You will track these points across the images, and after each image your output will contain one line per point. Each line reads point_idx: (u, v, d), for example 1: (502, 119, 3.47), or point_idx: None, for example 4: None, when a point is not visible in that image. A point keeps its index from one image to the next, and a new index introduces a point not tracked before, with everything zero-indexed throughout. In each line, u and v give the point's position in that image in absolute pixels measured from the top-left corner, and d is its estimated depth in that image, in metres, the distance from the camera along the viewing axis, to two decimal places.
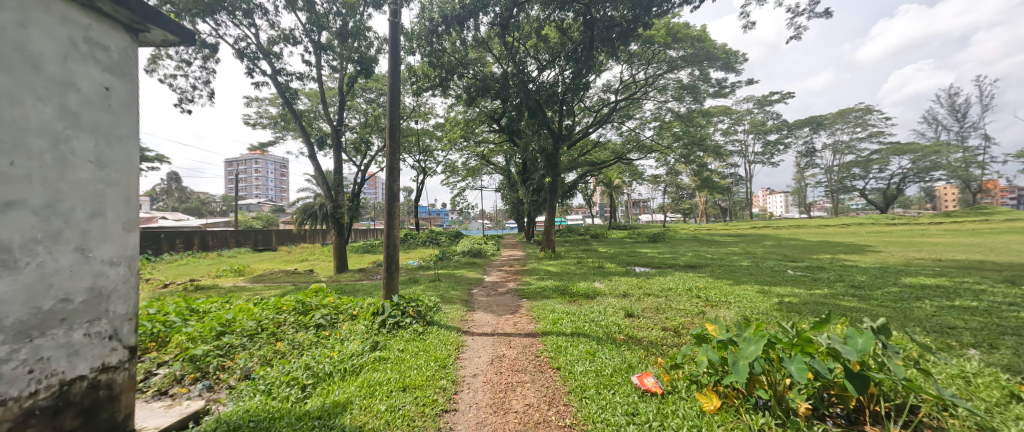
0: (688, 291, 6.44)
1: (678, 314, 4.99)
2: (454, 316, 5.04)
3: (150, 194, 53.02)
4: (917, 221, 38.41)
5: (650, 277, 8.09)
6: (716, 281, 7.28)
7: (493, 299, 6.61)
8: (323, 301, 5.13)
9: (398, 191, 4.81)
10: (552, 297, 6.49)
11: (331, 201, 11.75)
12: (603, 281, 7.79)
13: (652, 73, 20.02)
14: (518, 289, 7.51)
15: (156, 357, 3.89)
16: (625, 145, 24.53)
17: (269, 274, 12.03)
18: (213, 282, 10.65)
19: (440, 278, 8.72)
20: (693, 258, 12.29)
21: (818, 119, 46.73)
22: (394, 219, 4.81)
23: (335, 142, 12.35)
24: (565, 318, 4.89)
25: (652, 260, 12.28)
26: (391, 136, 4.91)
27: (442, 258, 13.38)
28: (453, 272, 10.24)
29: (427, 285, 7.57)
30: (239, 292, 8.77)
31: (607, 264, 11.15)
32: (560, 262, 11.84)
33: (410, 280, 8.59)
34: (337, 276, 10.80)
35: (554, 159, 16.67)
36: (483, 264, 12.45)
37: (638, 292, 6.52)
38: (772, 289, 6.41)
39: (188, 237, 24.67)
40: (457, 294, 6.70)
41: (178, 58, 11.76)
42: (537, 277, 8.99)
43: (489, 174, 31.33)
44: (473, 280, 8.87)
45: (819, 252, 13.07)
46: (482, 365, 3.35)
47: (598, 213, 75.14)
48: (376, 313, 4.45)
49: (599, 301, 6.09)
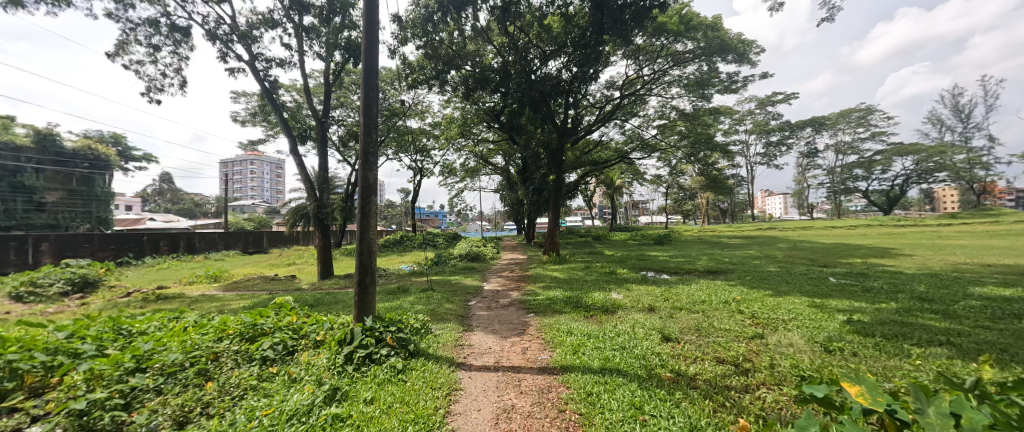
0: (728, 305, 5.41)
1: (730, 339, 3.96)
2: (448, 341, 4.00)
3: (140, 195, 51.74)
4: (923, 222, 37.65)
5: (675, 285, 7.06)
6: (754, 292, 6.27)
7: (496, 314, 5.58)
8: (284, 320, 4.06)
9: (375, 182, 3.73)
10: (566, 312, 5.46)
11: (316, 200, 10.68)
12: (621, 290, 6.77)
13: (659, 68, 19.15)
14: (523, 301, 6.46)
15: (36, 406, 2.81)
16: (628, 143, 23.63)
17: (246, 280, 10.96)
18: (182, 291, 9.52)
19: (433, 286, 7.66)
20: (710, 262, 11.31)
21: (819, 119, 46.31)
22: (369, 218, 3.71)
23: (321, 136, 11.30)
24: (588, 344, 3.86)
25: (665, 264, 11.28)
26: (366, 113, 3.81)
27: (438, 263, 12.32)
28: (448, 279, 9.18)
29: (418, 296, 6.48)
30: (205, 303, 7.66)
31: (619, 269, 10.12)
32: (566, 267, 10.78)
33: (399, 289, 7.52)
34: (320, 283, 9.69)
35: (559, 155, 15.60)
36: (482, 268, 11.44)
37: (668, 306, 5.50)
38: (826, 302, 5.40)
39: (173, 239, 23.50)
40: (451, 309, 5.62)
41: (149, 43, 10.83)
42: (543, 285, 7.94)
43: (487, 174, 30.42)
44: (471, 289, 7.86)
45: (844, 256, 12.13)
46: (483, 428, 2.32)
47: (596, 214, 74.46)
48: (342, 341, 3.36)
49: (621, 317, 5.11)
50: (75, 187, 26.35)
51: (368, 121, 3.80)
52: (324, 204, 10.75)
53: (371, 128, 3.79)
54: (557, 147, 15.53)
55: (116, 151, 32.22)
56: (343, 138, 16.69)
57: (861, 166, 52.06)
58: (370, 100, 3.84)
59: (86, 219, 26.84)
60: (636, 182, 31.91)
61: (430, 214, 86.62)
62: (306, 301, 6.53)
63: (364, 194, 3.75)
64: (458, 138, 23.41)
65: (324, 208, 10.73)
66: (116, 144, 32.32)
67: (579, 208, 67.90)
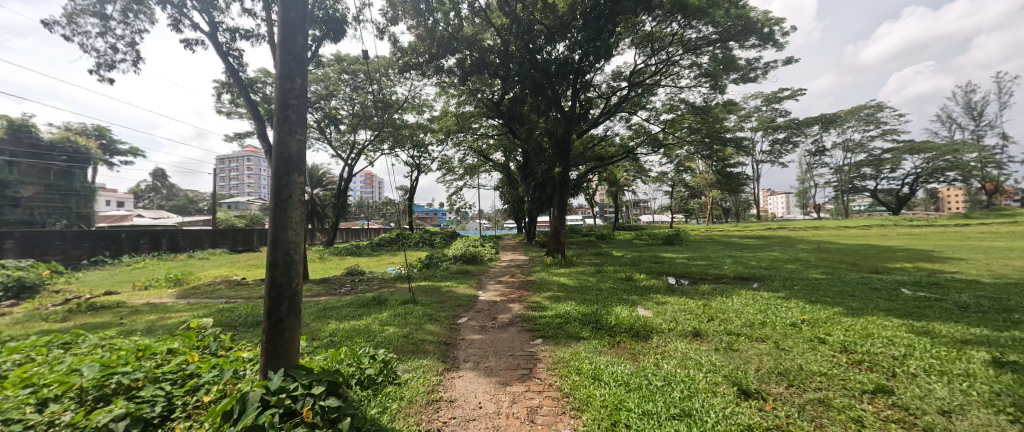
0: (800, 331, 4.07)
1: (844, 396, 2.62)
2: (419, 396, 2.65)
3: (132, 192, 50.28)
4: (938, 222, 36.25)
5: (715, 299, 5.72)
6: (820, 310, 4.95)
7: (492, 341, 4.20)
8: (170, 366, 2.65)
9: (296, 152, 2.34)
10: (584, 338, 4.12)
11: None
12: (648, 305, 5.42)
13: (668, 55, 17.77)
14: (528, 319, 5.05)
15: None
16: (635, 138, 22.33)
17: (209, 284, 9.60)
18: (126, 298, 8.09)
19: (416, 298, 6.23)
20: (738, 267, 9.92)
21: (828, 116, 44.98)
22: (287, 212, 2.31)
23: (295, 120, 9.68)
24: (632, 403, 2.51)
25: (686, 269, 9.91)
26: (285, 41, 2.38)
27: (429, 266, 10.91)
28: (438, 287, 7.77)
29: (393, 313, 5.08)
30: (141, 317, 6.30)
31: (636, 275, 8.70)
32: (575, 273, 9.37)
33: (376, 301, 6.11)
34: None
35: (565, 145, 14.07)
36: (479, 272, 10.13)
37: (720, 331, 4.15)
38: (931, 327, 4.06)
39: (154, 237, 22.14)
40: (434, 332, 4.25)
41: (98, 13, 9.47)
42: (549, 296, 6.53)
43: (487, 171, 29.10)
44: (463, 299, 6.54)
45: (886, 260, 10.73)
46: None
47: (598, 213, 73.24)
48: (230, 415, 1.97)
49: (660, 347, 3.80)
50: (54, 182, 24.85)
51: (287, 54, 2.39)
52: None
53: (293, 66, 2.38)
54: (563, 135, 14.09)
55: (100, 144, 30.70)
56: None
57: (870, 164, 50.64)
58: (291, 20, 2.39)
59: (65, 215, 25.26)
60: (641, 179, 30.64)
61: (428, 212, 85.01)
62: (251, 322, 5.11)
63: (281, 166, 2.32)
64: (455, 132, 22.09)
65: None
66: (100, 137, 30.76)
67: (581, 207, 66.72)
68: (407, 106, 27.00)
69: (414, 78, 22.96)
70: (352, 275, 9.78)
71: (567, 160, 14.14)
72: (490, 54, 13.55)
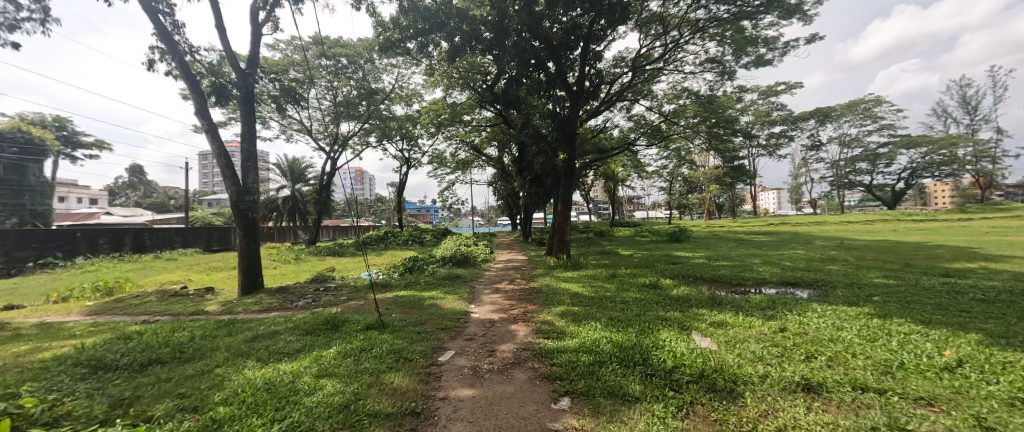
0: (979, 384, 2.58)
1: None
2: None
3: (105, 188, 47.34)
4: (936, 216, 35.79)
5: (789, 320, 4.28)
6: (950, 336, 3.56)
7: (493, 402, 2.63)
8: None
9: None
10: (637, 399, 2.59)
11: (235, 184, 7.45)
12: (705, 331, 3.94)
13: (673, 39, 16.29)
14: (541, 356, 3.49)
15: None
16: (636, 129, 20.92)
17: (139, 293, 7.81)
18: (17, 318, 6.26)
19: (384, 320, 4.58)
20: (774, 269, 8.51)
21: (824, 110, 44.35)
22: None
23: (243, 94, 7.79)
24: None
25: (714, 272, 8.45)
26: None
27: (412, 270, 9.30)
28: (418, 300, 6.11)
29: (346, 348, 3.44)
30: (7, 348, 4.59)
31: (661, 281, 7.17)
32: (586, 278, 7.82)
33: (329, 325, 4.44)
34: (232, 306, 6.60)
35: (570, 129, 12.25)
36: (471, 277, 8.57)
37: (848, 384, 2.65)
38: None
39: (116, 236, 20.06)
40: (395, 388, 2.67)
41: None
42: (562, 313, 4.99)
43: (479, 165, 27.63)
44: (449, 319, 4.98)
45: (932, 258, 9.44)
46: None
47: (592, 210, 72.26)
48: None
49: (778, 423, 2.25)
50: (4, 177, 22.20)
51: None
52: (248, 190, 7.54)
53: None
54: (568, 118, 12.35)
55: (59, 136, 27.73)
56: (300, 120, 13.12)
57: (866, 159, 50.08)
58: None
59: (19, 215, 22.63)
60: (639, 173, 29.41)
61: (418, 208, 83.03)
62: (123, 375, 3.37)
63: None
64: (445, 122, 20.42)
65: (247, 195, 7.48)
66: (59, 128, 27.94)
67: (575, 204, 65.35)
68: (393, 96, 25.24)
69: (401, 65, 21.14)
70: (317, 283, 8.08)
71: (572, 147, 12.38)
72: (481, 26, 11.82)
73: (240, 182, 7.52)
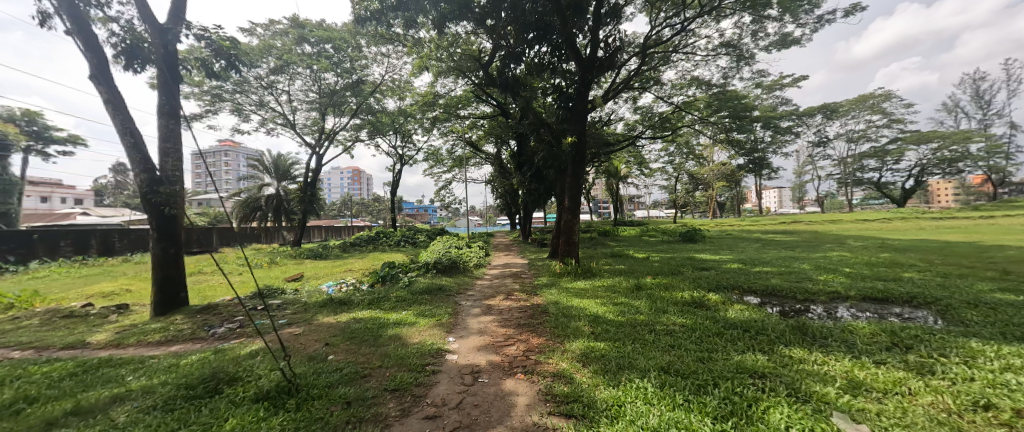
0: None
1: None
2: None
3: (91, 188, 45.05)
4: (952, 214, 34.11)
5: (966, 380, 2.57)
6: None
7: None
8: None
9: None
10: None
11: (147, 170, 5.73)
12: (853, 407, 2.22)
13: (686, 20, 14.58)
14: None
15: None
16: (643, 121, 19.15)
17: (25, 313, 5.98)
18: None
19: (297, 375, 2.82)
20: (841, 278, 6.73)
21: (830, 106, 42.71)
22: None
23: (163, 54, 6.06)
24: None
25: (766, 282, 6.66)
26: None
27: (384, 280, 7.53)
28: (375, 329, 4.36)
29: None
30: None
31: (705, 296, 5.42)
32: (603, 292, 6.06)
33: (205, 386, 2.68)
34: (129, 334, 4.85)
35: (579, 109, 10.38)
36: (459, 290, 6.78)
37: None
38: None
39: (81, 238, 18.13)
40: None
41: None
42: (585, 357, 3.25)
43: (477, 162, 26.03)
44: (409, 367, 3.20)
45: (1019, 262, 7.76)
46: None
47: (591, 209, 70.53)
48: None
49: None
50: None
51: None
52: (166, 180, 5.85)
53: None
54: (577, 98, 10.44)
55: (30, 131, 21.24)
56: (234, 63, 6.86)
57: (874, 155, 48.42)
58: None
59: None
60: (644, 169, 27.67)
61: (416, 207, 81.44)
62: None
63: None
64: (438, 115, 18.59)
65: (163, 186, 5.76)
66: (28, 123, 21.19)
67: None
68: (384, 88, 23.46)
69: (391, 53, 19.45)
70: (259, 299, 6.30)
71: (582, 131, 10.47)
72: None
73: (154, 169, 5.81)
